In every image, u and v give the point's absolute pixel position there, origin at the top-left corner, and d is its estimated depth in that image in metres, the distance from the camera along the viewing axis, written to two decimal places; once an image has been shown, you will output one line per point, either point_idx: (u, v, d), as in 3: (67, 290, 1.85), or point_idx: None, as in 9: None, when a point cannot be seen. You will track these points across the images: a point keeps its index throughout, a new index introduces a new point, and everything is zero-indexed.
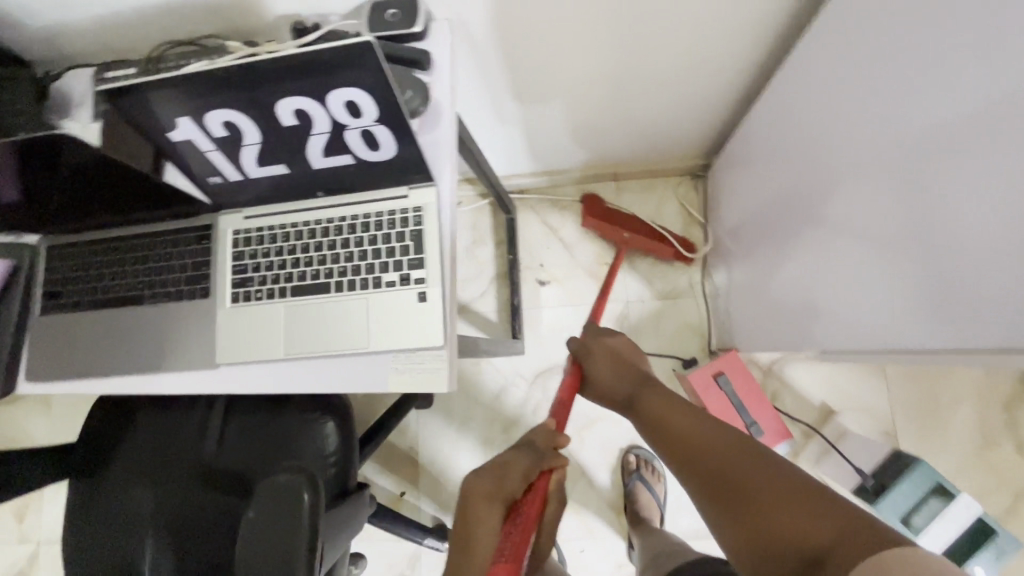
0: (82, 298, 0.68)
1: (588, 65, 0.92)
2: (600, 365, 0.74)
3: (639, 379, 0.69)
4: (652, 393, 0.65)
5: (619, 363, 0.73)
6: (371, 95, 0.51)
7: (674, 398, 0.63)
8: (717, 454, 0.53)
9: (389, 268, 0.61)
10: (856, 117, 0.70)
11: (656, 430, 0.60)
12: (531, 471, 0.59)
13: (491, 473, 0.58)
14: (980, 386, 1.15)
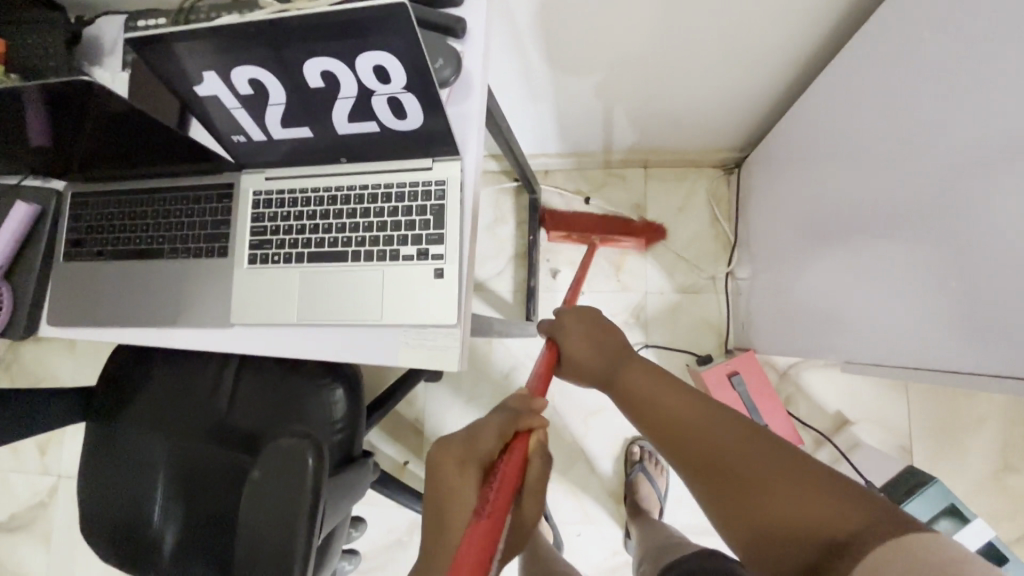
0: (104, 248, 0.69)
1: (627, 45, 0.88)
2: (575, 344, 0.68)
3: (618, 355, 0.64)
4: (631, 367, 0.61)
5: (599, 336, 0.69)
6: (401, 61, 0.50)
7: (651, 370, 0.59)
8: (703, 433, 0.50)
9: (407, 241, 0.59)
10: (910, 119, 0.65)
11: (635, 409, 0.56)
12: (505, 431, 0.52)
13: (463, 436, 0.52)
14: (1006, 409, 1.11)
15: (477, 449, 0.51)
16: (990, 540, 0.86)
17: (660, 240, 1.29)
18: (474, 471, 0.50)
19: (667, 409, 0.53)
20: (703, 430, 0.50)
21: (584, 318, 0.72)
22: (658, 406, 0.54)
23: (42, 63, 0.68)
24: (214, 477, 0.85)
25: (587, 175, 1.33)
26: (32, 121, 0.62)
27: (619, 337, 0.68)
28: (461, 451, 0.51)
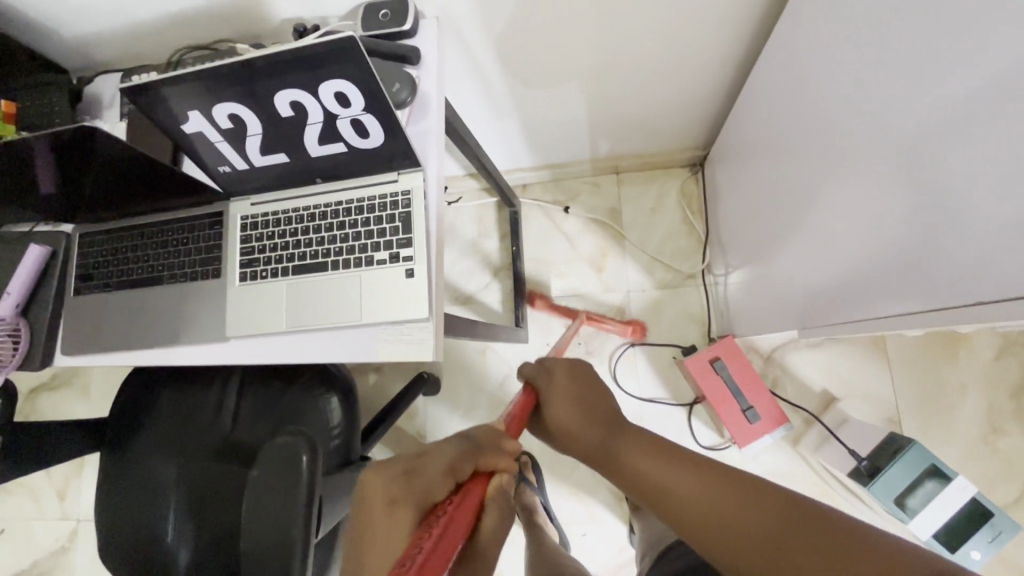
0: (109, 280, 0.76)
1: (578, 59, 0.96)
2: (562, 408, 0.71)
3: (610, 422, 0.68)
4: (627, 439, 0.64)
5: (583, 400, 0.72)
6: (357, 87, 0.56)
7: (650, 443, 0.63)
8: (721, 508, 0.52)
9: (380, 247, 0.66)
10: (830, 99, 0.72)
11: (642, 490, 0.59)
12: (458, 463, 0.51)
13: (401, 474, 0.51)
14: (987, 374, 1.14)
15: (422, 485, 0.49)
16: (975, 498, 0.88)
17: (637, 241, 1.35)
18: (410, 509, 0.47)
19: (669, 484, 0.57)
20: (707, 494, 0.53)
21: (574, 376, 0.75)
22: (663, 482, 0.58)
23: (47, 120, 0.76)
24: (221, 494, 0.89)
25: (562, 186, 1.40)
26: (42, 170, 0.70)
27: (607, 403, 0.72)
28: (404, 480, 0.50)
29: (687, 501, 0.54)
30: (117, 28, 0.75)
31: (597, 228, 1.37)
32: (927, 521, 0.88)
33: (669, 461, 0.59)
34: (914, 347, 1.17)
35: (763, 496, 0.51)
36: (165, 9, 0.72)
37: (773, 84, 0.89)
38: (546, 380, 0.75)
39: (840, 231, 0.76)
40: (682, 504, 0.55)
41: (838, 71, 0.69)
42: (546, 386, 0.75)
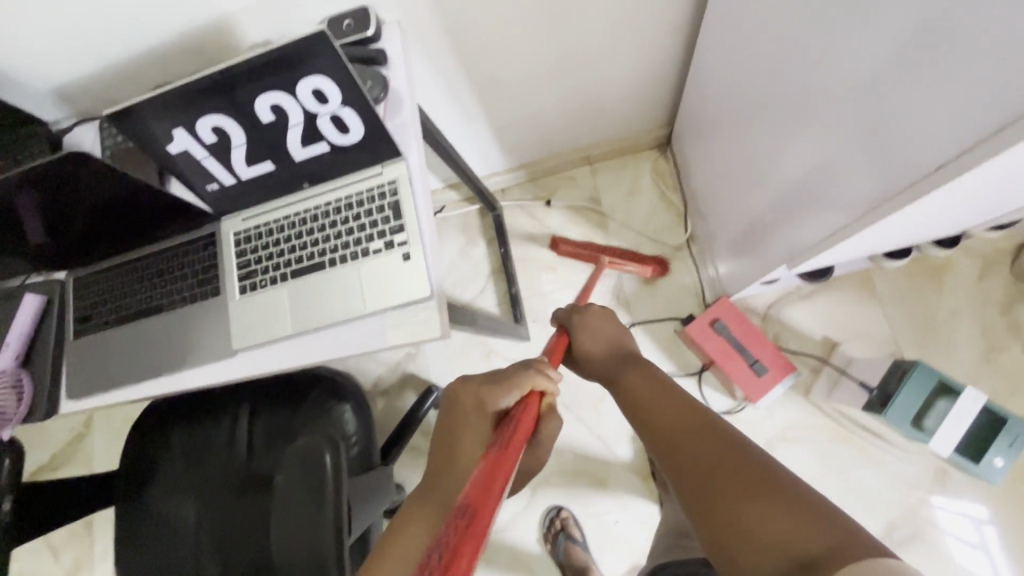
0: (109, 317, 0.76)
1: (535, 52, 1.00)
2: (586, 336, 0.77)
3: (620, 355, 0.73)
4: (634, 370, 0.68)
5: (605, 332, 0.78)
6: (333, 82, 0.59)
7: (654, 377, 0.65)
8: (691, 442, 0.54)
9: (374, 237, 0.67)
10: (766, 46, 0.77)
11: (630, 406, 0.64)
12: (525, 384, 0.59)
13: (480, 382, 0.61)
14: (974, 295, 1.17)
15: (495, 393, 0.59)
16: (988, 407, 0.89)
17: (620, 225, 1.38)
18: (488, 414, 0.59)
19: (658, 414, 0.59)
20: (688, 434, 0.55)
21: (603, 318, 0.80)
22: (650, 407, 0.61)
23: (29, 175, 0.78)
24: (243, 527, 0.87)
25: (539, 185, 1.44)
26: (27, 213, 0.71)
27: (629, 345, 0.76)
28: (478, 397, 0.60)
29: (671, 428, 0.57)
30: (92, 75, 0.78)
31: (579, 218, 1.40)
32: (946, 439, 0.89)
33: (671, 399, 0.60)
34: (902, 281, 1.20)
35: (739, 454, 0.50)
36: (137, 49, 0.75)
37: (720, 46, 0.94)
38: (576, 319, 0.80)
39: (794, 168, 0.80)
40: (664, 433, 0.57)
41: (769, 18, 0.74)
42: (577, 323, 0.79)
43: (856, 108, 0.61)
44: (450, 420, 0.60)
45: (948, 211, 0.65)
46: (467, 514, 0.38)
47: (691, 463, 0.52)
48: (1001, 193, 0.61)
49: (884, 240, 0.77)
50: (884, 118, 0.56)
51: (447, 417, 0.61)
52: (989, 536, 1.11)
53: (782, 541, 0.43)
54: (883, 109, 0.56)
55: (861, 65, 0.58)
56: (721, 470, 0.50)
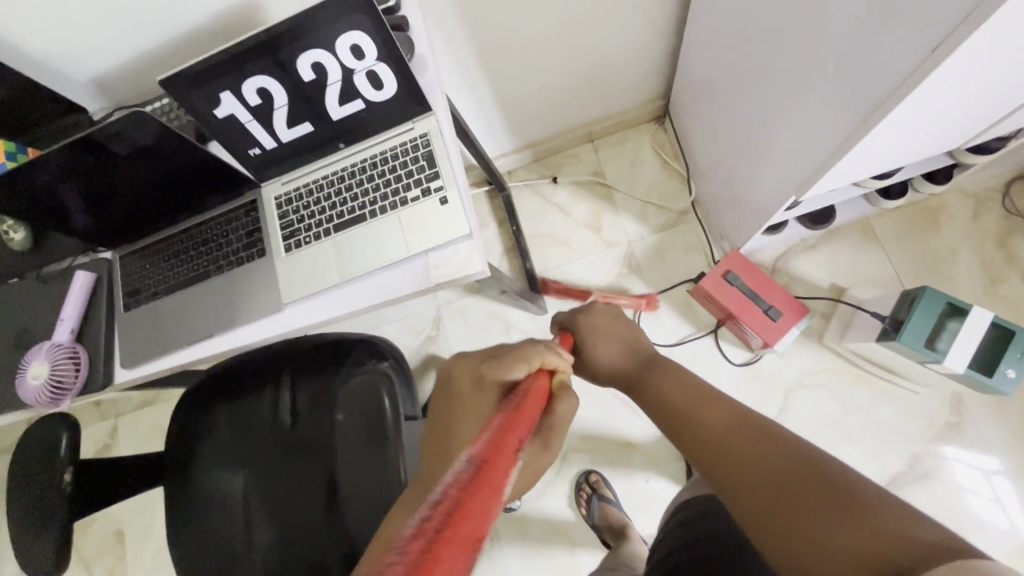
0: (158, 288, 0.79)
1: (539, 30, 1.05)
2: (601, 341, 0.75)
3: (642, 360, 0.72)
4: (661, 377, 0.67)
5: (620, 336, 0.76)
6: (369, 37, 0.64)
7: (688, 382, 0.65)
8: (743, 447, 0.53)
9: (411, 187, 0.71)
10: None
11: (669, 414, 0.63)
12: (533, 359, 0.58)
13: (485, 358, 0.59)
14: (971, 233, 1.23)
15: (501, 367, 0.56)
16: (997, 322, 0.93)
17: (625, 196, 1.43)
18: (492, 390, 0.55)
19: (704, 424, 0.58)
20: (735, 446, 0.53)
21: (609, 318, 0.78)
22: (691, 415, 0.60)
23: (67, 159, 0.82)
24: (292, 494, 0.89)
25: (544, 164, 1.49)
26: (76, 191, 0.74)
27: (645, 345, 0.75)
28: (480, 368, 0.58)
29: (719, 441, 0.55)
30: (128, 62, 0.83)
31: (585, 193, 1.45)
32: (960, 356, 0.93)
33: (715, 410, 0.59)
34: (901, 225, 1.25)
35: (797, 462, 0.49)
36: (172, 35, 0.80)
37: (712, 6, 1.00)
38: (584, 323, 0.76)
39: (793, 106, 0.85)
40: (714, 447, 0.55)
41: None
42: (585, 326, 0.76)
43: (850, 30, 0.66)
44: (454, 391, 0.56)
45: (940, 122, 0.71)
46: (487, 440, 0.32)
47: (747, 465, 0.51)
48: (987, 99, 0.67)
49: (879, 165, 0.83)
50: (877, 31, 0.61)
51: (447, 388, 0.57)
52: (1008, 458, 1.14)
53: (852, 544, 0.41)
54: (875, 22, 0.61)
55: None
56: (776, 479, 0.48)
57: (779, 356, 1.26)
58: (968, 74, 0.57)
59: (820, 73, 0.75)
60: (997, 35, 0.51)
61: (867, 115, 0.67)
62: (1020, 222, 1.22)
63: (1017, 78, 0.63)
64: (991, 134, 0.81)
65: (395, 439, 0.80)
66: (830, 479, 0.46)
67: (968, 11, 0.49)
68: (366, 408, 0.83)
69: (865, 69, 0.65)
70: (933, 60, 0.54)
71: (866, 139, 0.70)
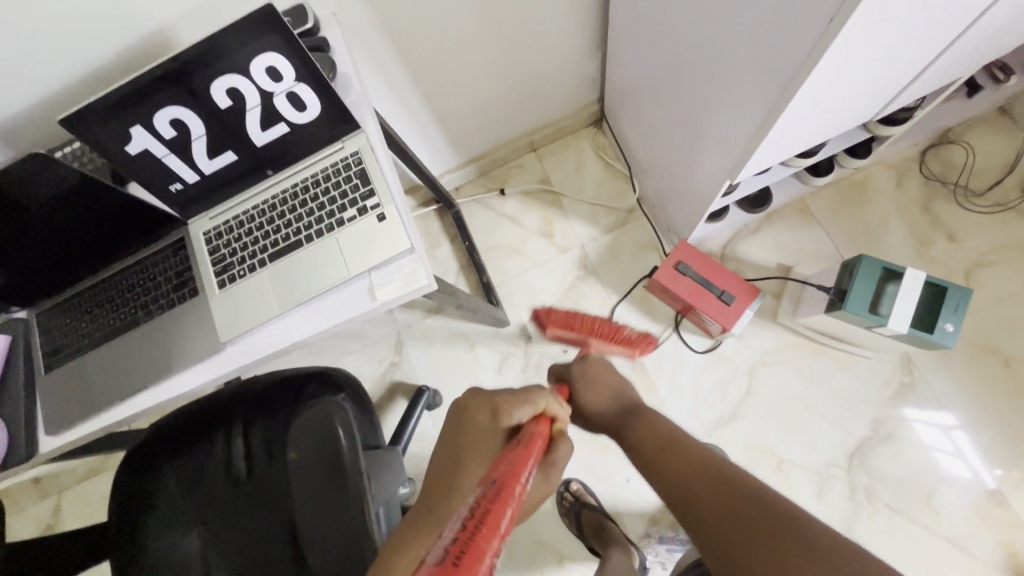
0: (83, 344, 0.74)
1: (467, 46, 1.05)
2: (590, 390, 0.78)
3: (629, 408, 0.74)
4: (640, 424, 0.71)
5: (610, 386, 0.78)
6: (285, 58, 0.62)
7: (660, 429, 0.68)
8: (710, 489, 0.56)
9: (347, 207, 0.69)
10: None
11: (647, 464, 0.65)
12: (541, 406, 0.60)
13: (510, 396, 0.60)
14: (898, 201, 1.30)
15: (505, 412, 0.59)
16: (930, 280, 0.99)
17: (574, 200, 1.45)
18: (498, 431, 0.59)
19: (671, 468, 0.61)
20: (704, 498, 0.56)
21: (603, 366, 0.81)
22: (668, 464, 0.62)
23: None
24: (256, 547, 0.84)
25: (491, 178, 1.49)
26: None
27: (632, 391, 0.78)
28: (491, 408, 0.60)
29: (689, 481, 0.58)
30: (28, 107, 0.78)
31: (534, 202, 1.46)
32: (902, 317, 0.98)
33: (688, 451, 0.62)
34: (833, 201, 1.31)
35: (766, 506, 0.51)
36: (77, 73, 0.76)
37: (626, 10, 1.03)
38: (578, 370, 0.80)
39: (713, 94, 0.88)
40: (686, 496, 0.57)
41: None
42: (578, 372, 0.80)
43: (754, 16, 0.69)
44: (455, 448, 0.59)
45: (851, 94, 0.74)
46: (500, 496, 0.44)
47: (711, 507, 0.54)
48: (891, 66, 0.70)
49: (801, 142, 0.86)
50: (780, 10, 0.63)
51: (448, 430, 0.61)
52: (961, 411, 1.20)
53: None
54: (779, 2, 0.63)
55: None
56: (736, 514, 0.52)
57: (740, 339, 1.28)
58: (863, 43, 0.60)
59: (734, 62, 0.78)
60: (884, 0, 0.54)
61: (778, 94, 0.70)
62: (939, 187, 1.30)
63: (914, 45, 0.67)
64: (896, 105, 0.86)
65: (356, 471, 0.72)
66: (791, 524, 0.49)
67: None
68: (322, 443, 0.74)
69: (776, 49, 0.67)
70: (835, 27, 0.56)
71: (784, 115, 0.72)
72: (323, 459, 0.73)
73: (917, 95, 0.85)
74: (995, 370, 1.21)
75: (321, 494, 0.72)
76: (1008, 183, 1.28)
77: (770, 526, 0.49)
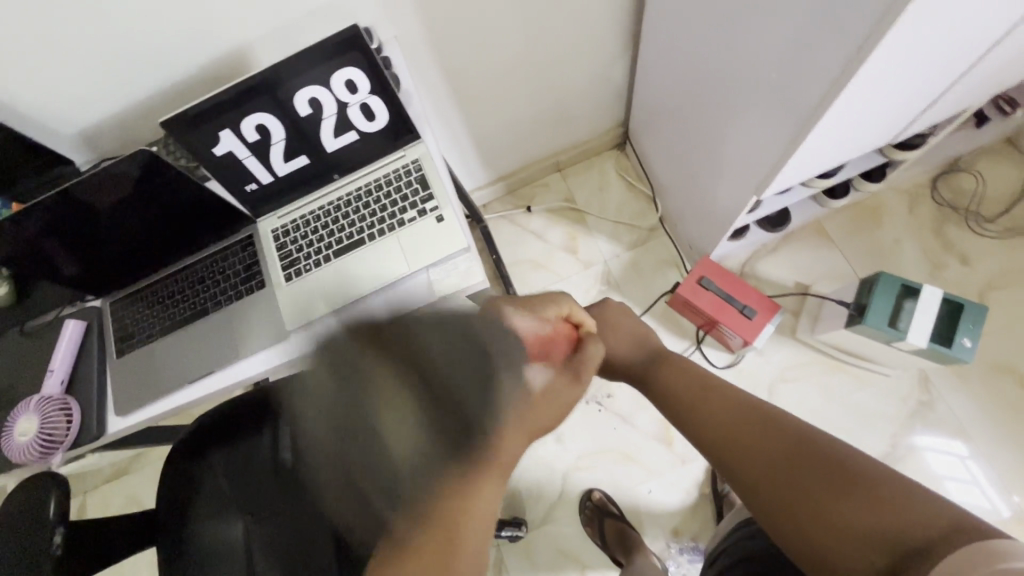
0: (154, 332, 0.79)
1: (505, 71, 1.13)
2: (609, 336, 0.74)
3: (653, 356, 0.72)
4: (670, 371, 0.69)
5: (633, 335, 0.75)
6: (363, 73, 0.69)
7: (688, 373, 0.68)
8: (761, 438, 0.56)
9: (407, 208, 0.75)
10: (694, 23, 0.93)
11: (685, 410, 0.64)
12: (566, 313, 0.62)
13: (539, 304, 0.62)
14: (911, 225, 1.35)
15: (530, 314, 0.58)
16: (946, 296, 1.03)
17: (597, 218, 1.51)
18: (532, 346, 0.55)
19: (711, 414, 0.61)
20: (759, 441, 0.56)
21: (622, 315, 0.78)
22: (702, 414, 0.63)
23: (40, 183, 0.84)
24: (298, 533, 0.87)
25: (517, 195, 1.56)
26: (58, 244, 0.74)
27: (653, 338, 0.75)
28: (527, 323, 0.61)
29: (734, 430, 0.59)
30: (113, 114, 0.85)
31: (559, 219, 1.52)
32: (920, 331, 1.02)
33: (722, 398, 0.62)
34: (848, 223, 1.37)
35: (818, 453, 0.52)
36: (161, 85, 0.83)
37: (654, 41, 1.11)
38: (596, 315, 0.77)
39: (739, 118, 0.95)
40: (727, 432, 0.59)
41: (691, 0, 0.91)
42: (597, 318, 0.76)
43: (782, 48, 0.76)
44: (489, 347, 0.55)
45: (872, 118, 0.80)
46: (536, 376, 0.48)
47: (762, 458, 0.55)
48: (910, 94, 0.77)
49: (824, 163, 0.92)
50: (808, 42, 0.70)
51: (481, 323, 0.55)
52: (979, 430, 1.22)
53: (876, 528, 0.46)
54: (807, 35, 0.70)
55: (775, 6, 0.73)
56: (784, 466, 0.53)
57: (759, 354, 1.32)
58: (886, 71, 0.67)
59: (760, 89, 0.84)
60: (906, 34, 0.60)
61: (804, 117, 0.76)
62: (950, 213, 1.35)
63: (931, 74, 0.73)
64: (912, 130, 0.92)
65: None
66: (842, 465, 0.50)
67: (880, 16, 0.58)
68: None
69: (801, 77, 0.74)
70: (860, 56, 0.63)
71: (808, 138, 0.78)
72: None
73: (933, 121, 0.91)
74: (1011, 390, 1.23)
75: None
76: (1018, 210, 1.33)
77: (827, 473, 0.51)
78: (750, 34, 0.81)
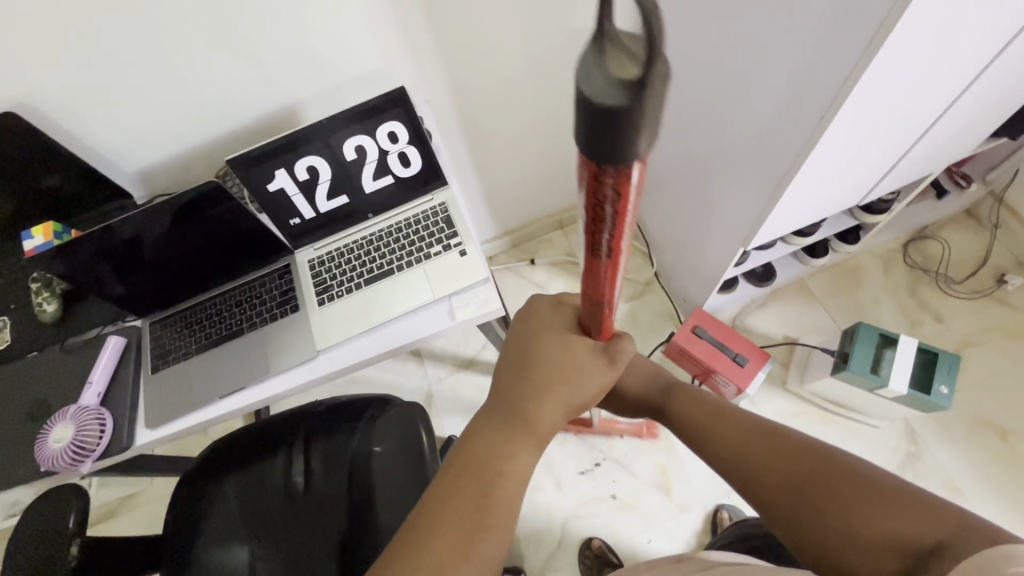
0: (189, 351, 0.85)
1: (517, 136, 1.28)
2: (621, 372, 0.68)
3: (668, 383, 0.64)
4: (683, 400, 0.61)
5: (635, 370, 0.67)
6: (404, 126, 0.80)
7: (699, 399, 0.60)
8: (776, 457, 0.50)
9: (433, 243, 0.84)
10: (683, 99, 1.08)
11: (695, 437, 0.58)
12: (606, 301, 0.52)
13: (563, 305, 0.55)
14: (887, 285, 1.46)
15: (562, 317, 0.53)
16: (921, 346, 1.11)
17: None
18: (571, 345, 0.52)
19: (723, 438, 0.55)
20: (775, 465, 0.50)
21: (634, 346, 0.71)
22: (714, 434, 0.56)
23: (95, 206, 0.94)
24: (303, 558, 0.89)
25: (522, 249, 1.67)
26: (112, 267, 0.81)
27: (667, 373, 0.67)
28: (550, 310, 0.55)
29: (738, 449, 0.53)
30: (172, 156, 0.96)
31: (561, 272, 1.62)
32: (899, 378, 1.09)
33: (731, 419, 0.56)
34: (829, 283, 1.48)
35: (827, 468, 0.47)
36: (219, 133, 0.95)
37: None
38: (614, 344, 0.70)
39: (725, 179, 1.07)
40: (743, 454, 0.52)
41: (680, 82, 1.07)
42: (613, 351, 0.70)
43: (757, 119, 0.89)
44: (518, 347, 0.53)
45: (841, 179, 0.93)
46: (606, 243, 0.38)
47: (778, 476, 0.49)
48: (870, 158, 0.89)
49: (803, 218, 1.03)
50: (779, 114, 0.83)
51: (519, 331, 0.54)
52: (968, 482, 1.25)
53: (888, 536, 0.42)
54: (778, 109, 0.83)
55: (751, 87, 0.87)
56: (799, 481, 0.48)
57: (752, 404, 1.37)
58: (846, 138, 0.79)
59: (741, 154, 0.97)
60: (859, 107, 0.73)
61: (780, 177, 0.88)
62: (922, 275, 1.47)
63: (885, 143, 0.86)
64: (878, 193, 1.05)
65: (434, 467, 0.86)
66: (853, 480, 0.46)
67: (836, 91, 0.71)
68: (403, 440, 0.87)
69: (776, 144, 0.87)
70: (823, 123, 0.75)
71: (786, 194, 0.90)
72: (404, 455, 0.86)
73: (895, 185, 1.04)
74: (994, 443, 1.28)
75: (401, 481, 0.84)
76: (983, 274, 1.45)
77: (838, 484, 0.46)
78: (730, 109, 0.95)
